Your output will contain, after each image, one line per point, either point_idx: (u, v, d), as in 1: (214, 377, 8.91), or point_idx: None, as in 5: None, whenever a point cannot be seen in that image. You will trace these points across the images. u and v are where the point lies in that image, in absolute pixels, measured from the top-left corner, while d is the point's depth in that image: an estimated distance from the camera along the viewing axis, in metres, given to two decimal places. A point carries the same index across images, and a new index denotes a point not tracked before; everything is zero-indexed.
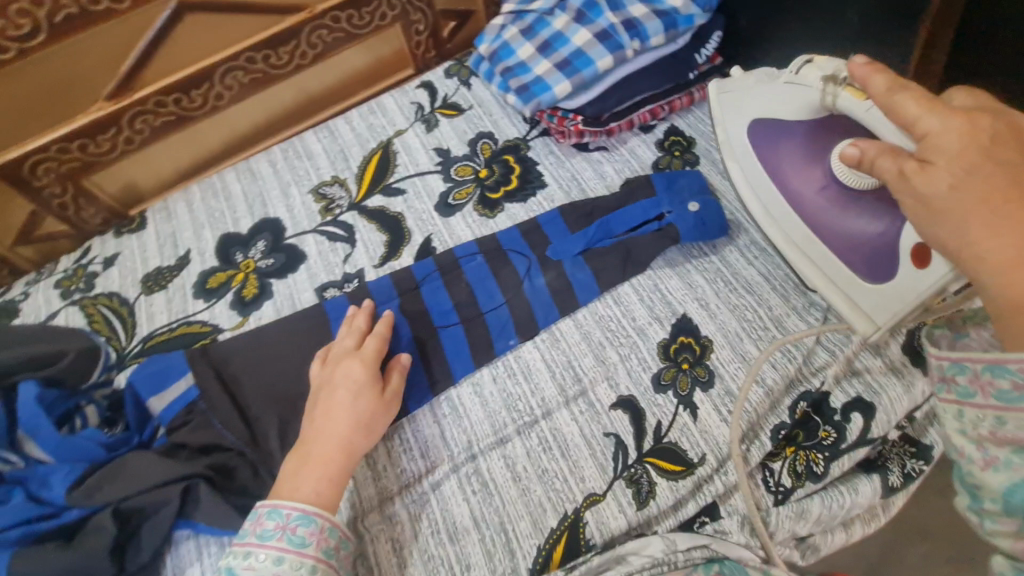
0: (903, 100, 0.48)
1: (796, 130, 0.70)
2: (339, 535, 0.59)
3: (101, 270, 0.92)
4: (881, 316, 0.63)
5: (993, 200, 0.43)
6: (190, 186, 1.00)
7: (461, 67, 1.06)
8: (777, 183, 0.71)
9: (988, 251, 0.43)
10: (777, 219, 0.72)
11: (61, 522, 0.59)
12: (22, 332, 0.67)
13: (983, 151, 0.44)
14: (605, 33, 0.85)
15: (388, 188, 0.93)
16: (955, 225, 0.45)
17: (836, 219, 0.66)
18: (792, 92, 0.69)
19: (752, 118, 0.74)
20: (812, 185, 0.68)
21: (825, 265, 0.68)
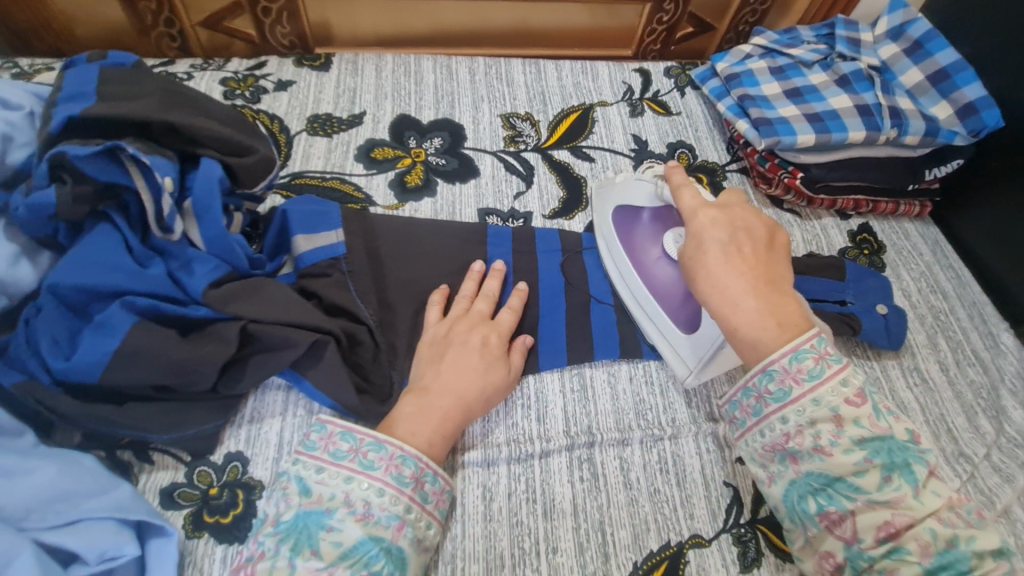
0: (684, 193, 0.61)
1: (640, 212, 0.71)
2: (415, 463, 0.52)
3: (271, 88, 0.87)
4: (692, 358, 0.64)
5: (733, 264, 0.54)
6: (384, 54, 0.96)
7: (683, 73, 1.03)
8: (625, 252, 0.71)
9: (724, 299, 0.53)
10: (620, 281, 0.71)
11: (187, 315, 0.54)
12: (216, 109, 0.61)
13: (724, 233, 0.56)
14: (868, 110, 0.84)
15: (578, 149, 0.89)
16: (708, 279, 0.55)
17: (666, 283, 0.67)
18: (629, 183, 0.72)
19: (611, 203, 0.74)
20: (648, 251, 0.69)
21: (662, 324, 0.67)
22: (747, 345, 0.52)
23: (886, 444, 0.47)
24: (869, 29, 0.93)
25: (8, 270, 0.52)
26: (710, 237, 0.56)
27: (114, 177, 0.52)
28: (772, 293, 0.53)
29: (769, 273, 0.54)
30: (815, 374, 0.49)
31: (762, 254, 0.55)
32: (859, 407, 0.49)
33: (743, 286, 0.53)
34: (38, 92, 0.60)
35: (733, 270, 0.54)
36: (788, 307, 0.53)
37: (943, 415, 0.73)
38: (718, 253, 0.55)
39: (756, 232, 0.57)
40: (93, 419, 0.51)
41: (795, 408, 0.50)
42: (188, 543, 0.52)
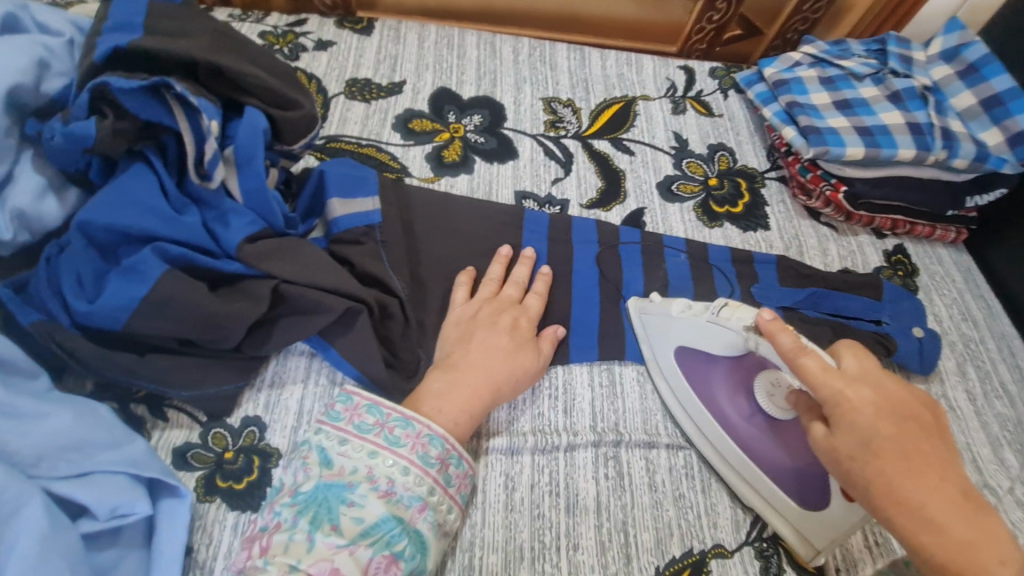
0: (807, 364, 0.49)
1: (713, 359, 0.63)
2: (441, 444, 0.49)
3: (310, 47, 0.84)
4: (818, 539, 0.55)
5: (911, 459, 0.44)
6: (427, 25, 0.93)
7: (727, 75, 1.00)
8: (708, 408, 0.62)
9: (929, 517, 0.43)
10: (703, 440, 0.62)
11: (220, 269, 0.52)
12: (265, 59, 0.59)
13: (891, 427, 0.45)
14: (918, 128, 0.82)
15: (618, 141, 0.87)
16: (887, 489, 0.44)
17: (771, 449, 0.59)
18: (694, 324, 0.62)
19: (671, 340, 0.64)
20: (738, 411, 0.61)
21: (764, 489, 0.58)
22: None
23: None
24: (922, 49, 0.92)
25: (35, 204, 0.49)
26: (876, 435, 0.45)
27: (157, 116, 0.49)
28: (973, 510, 0.43)
29: (952, 474, 0.45)
30: None
31: (935, 449, 0.45)
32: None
33: (941, 504, 0.43)
34: (77, 23, 0.57)
35: (921, 483, 0.44)
36: (994, 524, 0.43)
37: (969, 444, 0.71)
38: (897, 458, 0.44)
39: (921, 415, 0.47)
40: (112, 367, 0.49)
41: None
42: (199, 506, 0.50)
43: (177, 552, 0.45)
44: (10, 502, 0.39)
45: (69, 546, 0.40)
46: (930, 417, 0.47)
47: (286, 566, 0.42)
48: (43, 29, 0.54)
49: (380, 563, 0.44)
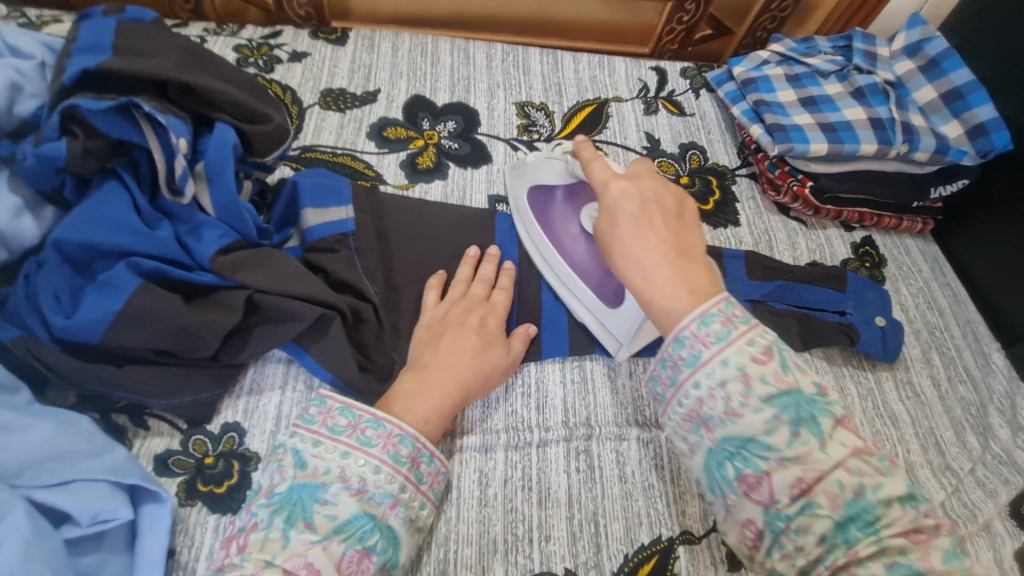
0: (594, 167, 0.56)
1: (554, 190, 0.70)
2: (412, 443, 0.51)
3: (285, 59, 0.85)
4: (620, 333, 0.66)
5: (644, 226, 0.50)
6: (401, 33, 0.94)
7: (699, 74, 1.02)
8: (544, 232, 0.70)
9: (652, 271, 0.48)
10: (545, 263, 0.71)
11: (193, 280, 0.54)
12: (234, 74, 0.60)
13: (639, 208, 0.51)
14: (881, 123, 0.85)
15: (591, 143, 0.89)
16: (623, 251, 0.51)
17: (587, 261, 0.67)
18: (539, 163, 0.70)
19: (526, 183, 0.72)
20: (566, 230, 0.69)
21: (588, 302, 0.68)
22: (660, 315, 0.47)
23: (795, 398, 0.42)
24: (886, 44, 0.94)
25: (11, 223, 0.51)
26: (620, 209, 0.52)
27: (127, 134, 0.51)
28: (684, 262, 0.49)
29: (680, 242, 0.50)
30: (722, 335, 0.44)
31: (674, 225, 0.51)
32: (766, 364, 0.43)
33: (656, 257, 0.49)
34: (49, 43, 0.59)
35: (645, 241, 0.50)
36: (700, 272, 0.48)
37: (932, 428, 0.74)
38: (630, 223, 0.50)
39: (666, 201, 0.52)
40: (91, 380, 0.50)
41: (707, 373, 0.43)
42: (181, 510, 0.51)
43: (159, 554, 0.47)
44: None
45: (53, 550, 0.42)
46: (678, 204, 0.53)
47: (262, 562, 0.43)
48: (15, 51, 0.56)
49: (353, 557, 0.45)
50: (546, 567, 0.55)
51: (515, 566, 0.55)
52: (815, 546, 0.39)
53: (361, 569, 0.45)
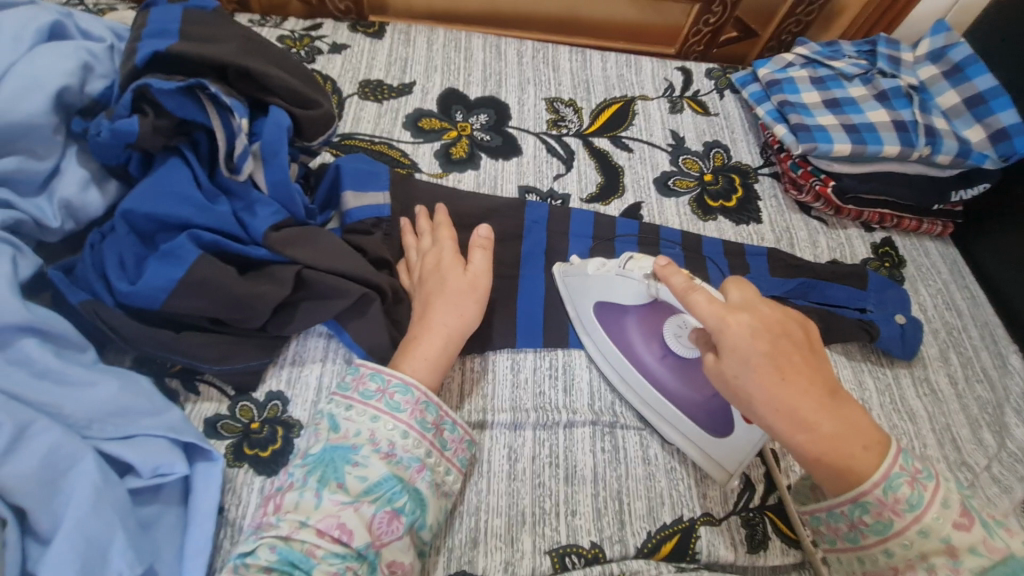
0: (697, 300, 0.51)
1: (625, 311, 0.66)
2: (436, 410, 0.55)
3: (326, 50, 0.89)
4: (731, 463, 0.61)
5: (784, 371, 0.47)
6: (436, 29, 0.97)
7: (723, 75, 1.04)
8: (625, 356, 0.66)
9: (816, 423, 0.46)
10: (626, 385, 0.66)
11: (247, 254, 0.57)
12: (286, 62, 0.63)
13: (769, 349, 0.47)
14: (904, 126, 0.86)
15: (618, 139, 0.91)
16: (767, 401, 0.46)
17: (682, 387, 0.64)
18: (605, 280, 0.65)
19: (590, 298, 0.67)
20: (650, 353, 0.65)
21: (683, 426, 0.63)
22: (836, 471, 0.46)
23: (1014, 570, 0.42)
24: (911, 50, 0.96)
25: (80, 194, 0.54)
26: (750, 353, 0.47)
27: (192, 114, 0.54)
28: (839, 406, 0.47)
29: (823, 378, 0.47)
30: (914, 502, 0.45)
31: (810, 361, 0.48)
32: (971, 531, 0.44)
33: (812, 407, 0.46)
34: (115, 30, 0.62)
35: (791, 390, 0.46)
36: (857, 414, 0.47)
37: (948, 425, 0.75)
38: (770, 372, 0.46)
39: (792, 333, 0.49)
40: (151, 344, 0.53)
41: (901, 542, 0.46)
42: (229, 470, 0.54)
43: (211, 508, 0.50)
44: (66, 459, 0.44)
45: (119, 497, 0.45)
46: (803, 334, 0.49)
47: (297, 523, 0.46)
48: (86, 35, 0.59)
49: (383, 518, 0.48)
50: (572, 540, 0.57)
51: (543, 538, 0.57)
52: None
53: (390, 529, 0.48)
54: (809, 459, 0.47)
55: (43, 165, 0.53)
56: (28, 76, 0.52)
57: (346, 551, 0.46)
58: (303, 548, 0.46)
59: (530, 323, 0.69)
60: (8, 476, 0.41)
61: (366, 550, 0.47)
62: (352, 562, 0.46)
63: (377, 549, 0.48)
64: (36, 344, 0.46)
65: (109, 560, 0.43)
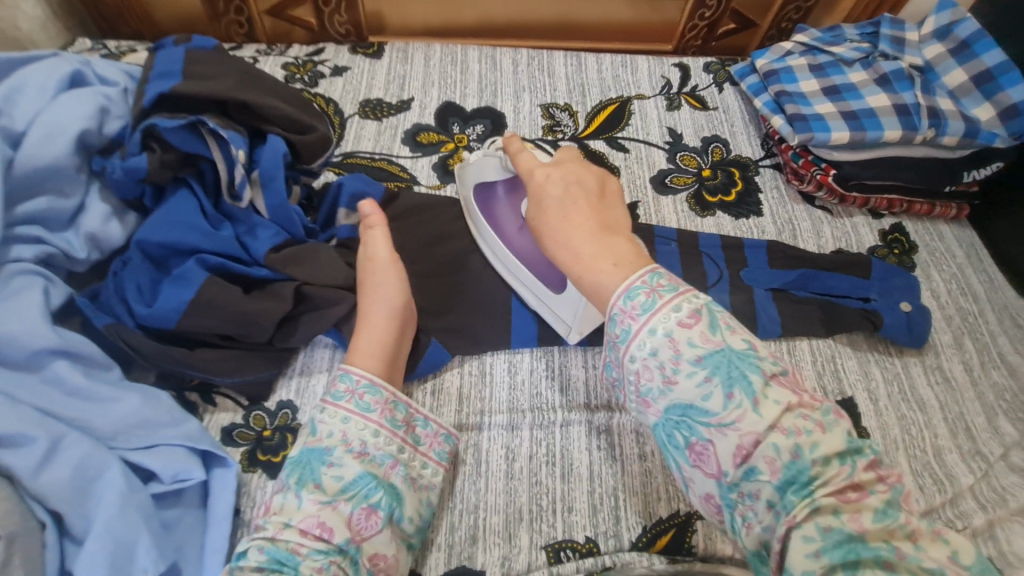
0: (524, 159, 0.62)
1: (495, 185, 0.71)
2: (405, 408, 0.59)
3: (328, 74, 0.93)
4: (568, 316, 0.68)
5: (571, 210, 0.55)
6: (432, 44, 1.00)
7: (722, 68, 1.04)
8: (489, 227, 0.72)
9: (581, 248, 0.53)
10: (496, 259, 0.73)
11: (250, 275, 0.61)
12: (283, 91, 0.68)
13: (564, 192, 0.57)
14: (905, 109, 0.85)
15: (613, 139, 0.93)
16: (553, 233, 0.55)
17: (532, 251, 0.69)
18: (477, 162, 0.71)
19: (469, 183, 0.73)
20: (510, 223, 0.70)
21: (534, 287, 0.70)
22: (592, 290, 0.52)
23: (725, 357, 0.44)
24: (916, 28, 0.93)
25: (102, 227, 0.59)
26: (546, 197, 0.57)
27: (196, 148, 0.59)
28: (607, 236, 0.53)
29: (603, 218, 0.55)
30: (647, 306, 0.47)
31: (595, 204, 0.56)
32: (693, 330, 0.46)
33: (584, 235, 0.53)
34: (130, 72, 0.68)
35: (568, 221, 0.55)
36: (624, 247, 0.53)
37: (962, 414, 0.73)
38: (554, 207, 0.56)
39: (585, 185, 0.58)
40: (169, 361, 0.58)
41: (641, 345, 0.47)
42: (244, 475, 0.58)
43: (227, 511, 0.54)
44: (93, 469, 0.48)
45: (143, 501, 0.49)
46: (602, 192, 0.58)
47: (281, 524, 0.50)
48: (103, 80, 0.65)
49: (361, 514, 0.52)
50: (568, 535, 0.59)
51: (539, 534, 0.59)
52: (765, 509, 0.41)
53: (370, 523, 0.52)
54: (578, 281, 0.53)
55: (70, 203, 0.58)
56: (53, 123, 0.57)
57: (328, 546, 0.50)
58: (288, 547, 0.49)
59: (525, 325, 0.72)
60: (45, 483, 0.46)
61: (346, 545, 0.50)
62: (336, 556, 0.49)
63: (358, 544, 0.51)
64: (67, 366, 0.52)
65: (135, 557, 0.47)
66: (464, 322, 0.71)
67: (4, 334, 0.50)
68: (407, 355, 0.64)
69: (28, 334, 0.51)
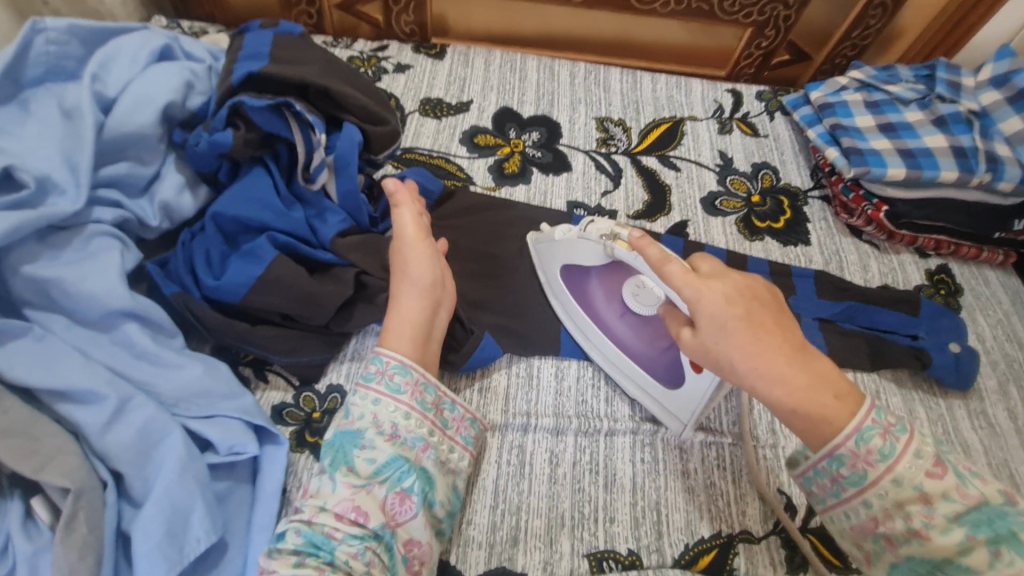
0: (673, 269, 0.51)
1: (588, 271, 0.68)
2: (435, 391, 0.58)
3: (390, 70, 0.95)
4: (684, 415, 0.63)
5: (759, 330, 0.47)
6: (493, 50, 1.02)
7: (774, 97, 1.05)
8: (587, 314, 0.70)
9: (783, 376, 0.46)
10: (591, 343, 0.70)
11: (316, 257, 0.62)
12: (360, 81, 0.69)
13: (744, 309, 0.48)
14: (962, 152, 0.86)
15: (666, 157, 0.93)
16: (737, 358, 0.47)
17: (639, 343, 0.66)
18: (568, 245, 0.67)
19: (558, 262, 0.70)
20: (611, 311, 0.67)
21: (640, 378, 0.67)
22: (810, 424, 0.46)
23: (987, 515, 0.42)
24: (972, 74, 0.94)
25: (176, 197, 0.60)
26: (727, 318, 0.48)
27: (278, 129, 0.60)
28: (809, 358, 0.48)
29: (795, 334, 0.48)
30: (886, 452, 0.45)
31: (781, 319, 0.49)
32: (943, 478, 0.44)
33: (785, 360, 0.47)
34: (213, 51, 0.69)
35: (766, 348, 0.47)
36: (827, 367, 0.48)
37: (1006, 460, 0.73)
38: (747, 333, 0.47)
39: (761, 294, 0.50)
40: (230, 334, 0.59)
41: (877, 493, 0.45)
42: (292, 456, 0.58)
43: (275, 488, 0.54)
44: (157, 433, 0.49)
45: (200, 470, 0.49)
46: (770, 298, 0.50)
47: (317, 507, 0.50)
48: (188, 57, 0.66)
49: (395, 499, 0.52)
50: (610, 545, 0.59)
51: (581, 542, 0.59)
52: None
53: (404, 509, 0.52)
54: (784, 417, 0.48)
55: (147, 171, 0.60)
56: (142, 93, 0.59)
57: (363, 532, 0.49)
58: (324, 531, 0.49)
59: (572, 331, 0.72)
60: (112, 441, 0.47)
61: (381, 530, 0.50)
62: (370, 542, 0.49)
63: (392, 529, 0.51)
64: (137, 328, 0.52)
65: (189, 525, 0.47)
66: (513, 322, 0.71)
67: (80, 291, 0.51)
68: (441, 333, 0.63)
69: (104, 293, 0.51)
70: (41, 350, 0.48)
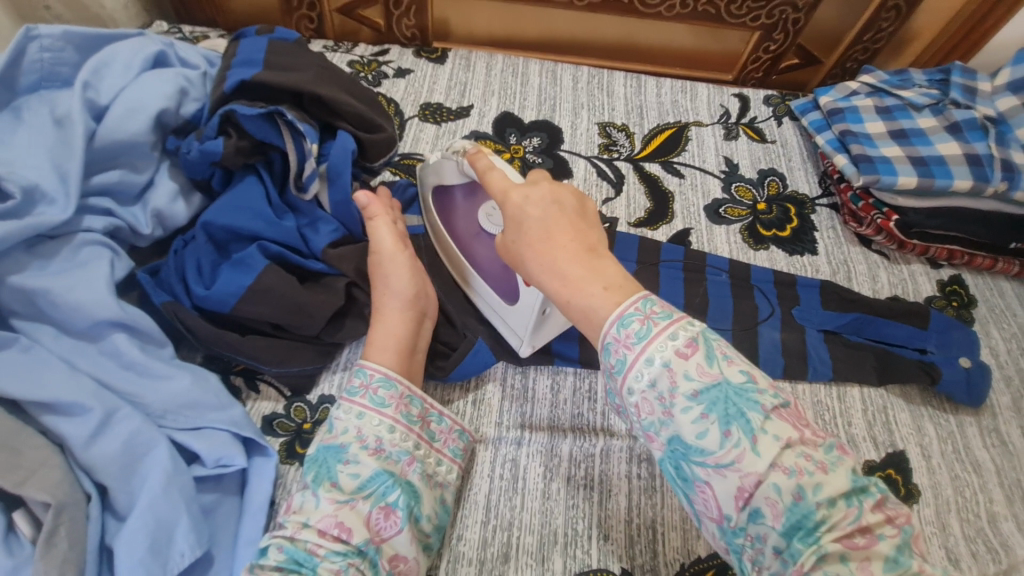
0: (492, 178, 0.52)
1: (453, 190, 0.66)
2: (420, 404, 0.58)
3: (391, 75, 0.94)
4: (521, 330, 0.64)
5: (553, 233, 0.48)
6: (495, 54, 1.01)
7: (782, 102, 1.03)
8: (449, 231, 0.69)
9: (566, 269, 0.46)
10: (451, 263, 0.71)
11: (308, 267, 0.61)
12: (356, 87, 0.68)
13: (544, 210, 0.49)
14: (977, 160, 0.83)
15: (669, 164, 0.92)
16: (526, 253, 0.49)
17: (486, 262, 0.65)
18: (435, 166, 0.64)
19: (427, 183, 0.68)
20: (468, 232, 0.66)
21: (487, 296, 0.67)
22: (581, 317, 0.46)
23: (724, 392, 0.40)
24: (989, 79, 0.91)
25: (168, 205, 0.60)
26: (523, 218, 0.49)
27: (270, 137, 0.60)
28: (595, 259, 0.47)
29: (584, 233, 0.48)
30: (642, 335, 0.42)
31: (577, 221, 0.49)
32: (690, 359, 0.41)
33: (568, 256, 0.47)
34: (208, 57, 0.69)
35: (550, 245, 0.48)
36: (614, 269, 0.47)
37: (1019, 481, 0.70)
38: (534, 231, 0.48)
39: (565, 200, 0.50)
40: (220, 344, 0.58)
41: (636, 377, 0.42)
42: (282, 467, 0.57)
43: (263, 501, 0.53)
44: (143, 445, 0.48)
45: (186, 483, 0.49)
46: (579, 207, 0.50)
47: (300, 524, 0.49)
48: (183, 63, 0.66)
49: (380, 514, 0.50)
50: (602, 564, 0.57)
51: (573, 559, 0.57)
52: (771, 553, 0.39)
53: (389, 524, 0.50)
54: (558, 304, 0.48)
55: (140, 179, 0.59)
56: (135, 100, 0.58)
57: (346, 548, 0.48)
58: (306, 548, 0.48)
59: (567, 341, 0.70)
60: (96, 454, 0.47)
61: (365, 546, 0.49)
62: (354, 558, 0.48)
63: (377, 545, 0.50)
64: (125, 338, 0.52)
65: (173, 539, 0.46)
66: None
67: (69, 301, 0.50)
68: (427, 344, 0.62)
69: (93, 303, 0.51)
70: (27, 361, 0.48)
